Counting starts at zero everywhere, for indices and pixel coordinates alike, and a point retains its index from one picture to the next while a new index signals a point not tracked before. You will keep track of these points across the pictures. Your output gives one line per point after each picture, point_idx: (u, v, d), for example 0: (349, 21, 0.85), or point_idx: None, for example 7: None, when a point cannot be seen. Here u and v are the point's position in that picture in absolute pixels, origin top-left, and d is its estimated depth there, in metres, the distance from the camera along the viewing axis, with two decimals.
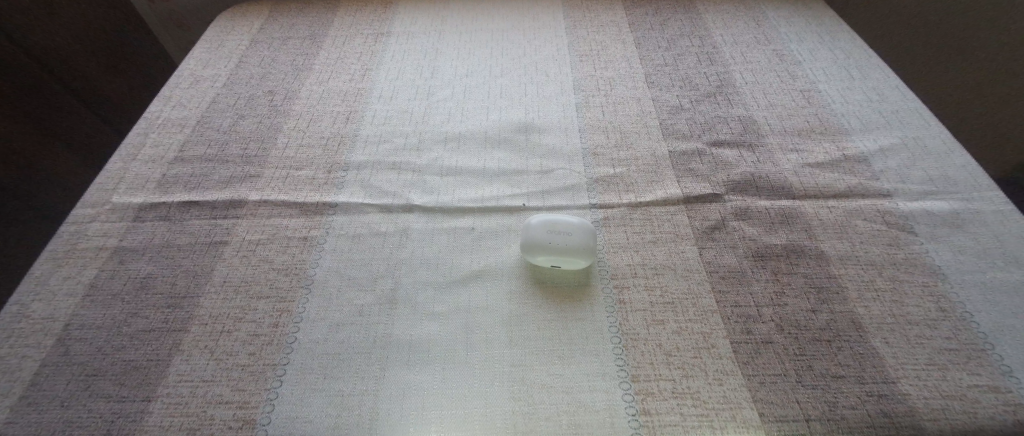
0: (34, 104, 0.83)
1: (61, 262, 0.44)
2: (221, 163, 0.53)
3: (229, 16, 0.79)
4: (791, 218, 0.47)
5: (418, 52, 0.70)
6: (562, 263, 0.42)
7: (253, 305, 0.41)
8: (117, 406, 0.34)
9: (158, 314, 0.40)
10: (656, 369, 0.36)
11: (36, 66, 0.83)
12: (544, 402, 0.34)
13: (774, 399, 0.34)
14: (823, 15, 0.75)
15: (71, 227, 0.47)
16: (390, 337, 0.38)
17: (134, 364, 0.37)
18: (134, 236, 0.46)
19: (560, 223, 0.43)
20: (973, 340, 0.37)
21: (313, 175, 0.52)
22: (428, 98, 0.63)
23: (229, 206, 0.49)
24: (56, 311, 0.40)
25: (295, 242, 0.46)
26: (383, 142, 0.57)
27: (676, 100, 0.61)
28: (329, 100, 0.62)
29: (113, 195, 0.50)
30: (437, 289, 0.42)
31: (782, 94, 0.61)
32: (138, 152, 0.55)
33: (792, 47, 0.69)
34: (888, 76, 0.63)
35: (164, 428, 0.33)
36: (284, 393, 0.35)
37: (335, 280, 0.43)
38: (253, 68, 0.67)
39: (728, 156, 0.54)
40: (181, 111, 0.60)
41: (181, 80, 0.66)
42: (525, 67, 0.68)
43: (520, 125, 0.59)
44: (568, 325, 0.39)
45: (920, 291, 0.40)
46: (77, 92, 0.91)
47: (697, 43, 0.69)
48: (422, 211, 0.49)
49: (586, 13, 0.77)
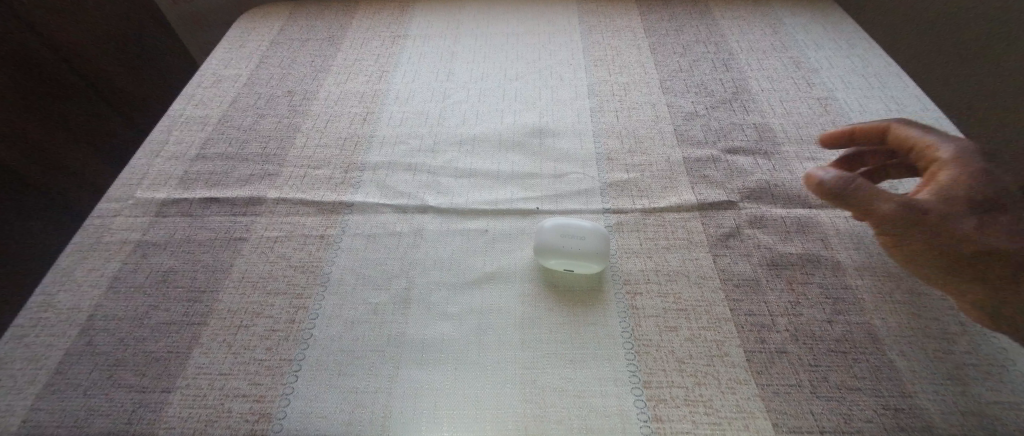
0: (46, 93, 0.84)
1: (86, 254, 0.45)
2: (241, 161, 0.55)
3: (250, 17, 0.80)
4: (807, 228, 0.46)
5: (434, 55, 0.71)
6: (573, 267, 0.43)
7: (270, 300, 0.42)
8: (137, 397, 0.35)
9: (179, 307, 0.41)
10: (668, 376, 0.36)
11: (52, 57, 0.84)
12: (555, 405, 0.34)
13: (787, 409, 0.33)
14: (841, 22, 0.74)
15: (97, 221, 0.48)
16: (403, 336, 0.39)
17: (155, 356, 0.38)
18: (156, 231, 0.48)
19: (572, 228, 0.43)
20: (992, 356, 0.36)
21: (331, 174, 0.53)
22: (443, 100, 0.64)
23: (248, 203, 0.50)
24: (80, 302, 0.42)
25: (312, 240, 0.47)
26: (399, 143, 0.57)
27: (690, 106, 0.61)
28: (347, 101, 0.63)
29: (137, 190, 0.52)
30: (449, 290, 0.42)
31: (798, 101, 0.61)
32: (161, 148, 0.57)
33: (810, 54, 0.68)
34: (907, 85, 0.62)
35: (182, 419, 0.34)
36: (299, 388, 0.36)
37: (350, 278, 0.43)
38: (273, 68, 0.69)
39: (744, 164, 0.53)
40: (203, 110, 0.62)
41: (204, 79, 0.67)
42: (540, 71, 0.68)
43: (534, 128, 0.59)
44: (580, 329, 0.39)
45: (939, 305, 0.40)
46: (95, 87, 0.92)
47: (713, 50, 0.69)
48: (436, 212, 0.49)
49: (601, 18, 0.77)
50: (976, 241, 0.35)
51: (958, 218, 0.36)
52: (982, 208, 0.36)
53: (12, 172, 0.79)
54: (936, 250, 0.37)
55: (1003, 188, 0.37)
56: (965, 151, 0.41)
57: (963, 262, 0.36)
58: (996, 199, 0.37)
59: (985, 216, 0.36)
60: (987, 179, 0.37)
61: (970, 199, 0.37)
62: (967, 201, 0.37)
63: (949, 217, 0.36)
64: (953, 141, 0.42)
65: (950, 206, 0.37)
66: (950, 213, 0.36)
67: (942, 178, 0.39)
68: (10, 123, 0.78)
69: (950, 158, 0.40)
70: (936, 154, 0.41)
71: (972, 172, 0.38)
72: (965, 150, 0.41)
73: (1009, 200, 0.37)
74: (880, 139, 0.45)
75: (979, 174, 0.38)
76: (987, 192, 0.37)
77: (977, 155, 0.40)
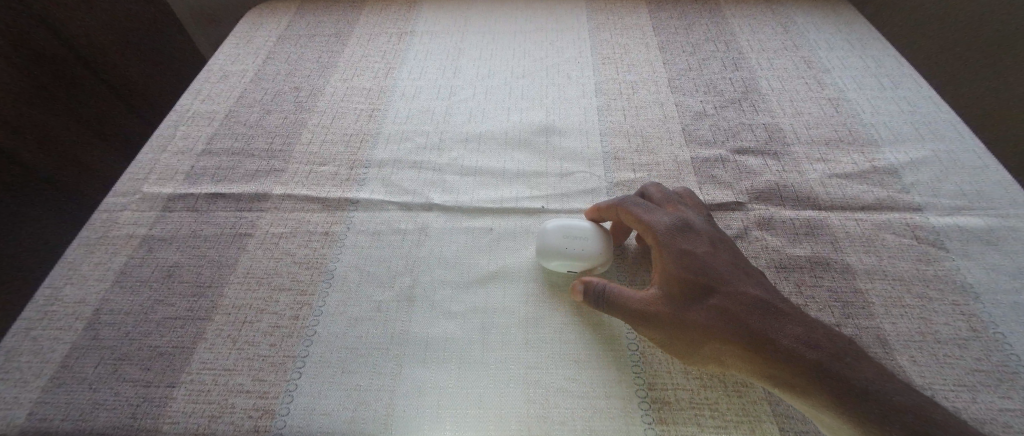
0: (61, 88, 0.81)
1: (92, 248, 0.46)
2: (247, 157, 0.55)
3: (258, 12, 0.80)
4: (816, 230, 0.46)
5: (441, 52, 0.71)
6: (575, 269, 0.42)
7: (274, 297, 0.42)
8: (142, 391, 0.35)
9: (184, 302, 0.41)
10: (673, 378, 0.36)
11: (67, 52, 0.81)
12: (558, 406, 0.34)
13: (794, 414, 0.33)
14: (854, 22, 0.73)
15: (103, 215, 0.49)
16: (406, 334, 0.39)
17: (160, 351, 0.38)
18: (163, 226, 0.48)
19: (575, 229, 0.42)
20: (1004, 362, 0.35)
21: (336, 171, 0.53)
22: (449, 98, 0.63)
23: (254, 199, 0.50)
24: (87, 295, 0.42)
25: (317, 237, 0.47)
26: (405, 140, 0.57)
27: (699, 105, 0.60)
28: (353, 98, 0.63)
29: (144, 185, 0.52)
30: (453, 289, 0.42)
31: (809, 102, 0.60)
32: (168, 144, 0.57)
33: (821, 54, 0.67)
34: (921, 86, 0.61)
35: (187, 415, 0.34)
36: (304, 385, 0.36)
37: (354, 275, 0.43)
38: (280, 64, 0.69)
39: (753, 164, 0.53)
40: (210, 105, 0.62)
41: (210, 75, 0.67)
42: (547, 69, 0.68)
43: (540, 127, 0.59)
44: (585, 330, 0.39)
45: (950, 310, 0.39)
46: (108, 81, 0.88)
47: (723, 49, 0.68)
48: (441, 210, 0.49)
49: (610, 16, 0.76)
50: (698, 333, 0.33)
51: (676, 312, 0.34)
52: (693, 296, 0.34)
53: (25, 165, 0.78)
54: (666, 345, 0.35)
55: (702, 264, 0.36)
56: (673, 227, 0.38)
57: (692, 356, 0.34)
58: (703, 280, 0.35)
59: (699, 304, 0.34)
60: (694, 257, 0.36)
61: (681, 288, 0.35)
62: (678, 294, 0.35)
63: (671, 313, 0.34)
64: (669, 214, 0.40)
65: (670, 301, 0.35)
66: (667, 308, 0.34)
67: (659, 268, 0.37)
68: (21, 117, 0.76)
69: (663, 240, 0.38)
70: (650, 238, 0.39)
71: (679, 257, 0.36)
72: (674, 225, 0.39)
73: (716, 275, 0.35)
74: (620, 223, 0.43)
75: (682, 258, 0.36)
76: (695, 274, 0.35)
77: (681, 229, 0.38)
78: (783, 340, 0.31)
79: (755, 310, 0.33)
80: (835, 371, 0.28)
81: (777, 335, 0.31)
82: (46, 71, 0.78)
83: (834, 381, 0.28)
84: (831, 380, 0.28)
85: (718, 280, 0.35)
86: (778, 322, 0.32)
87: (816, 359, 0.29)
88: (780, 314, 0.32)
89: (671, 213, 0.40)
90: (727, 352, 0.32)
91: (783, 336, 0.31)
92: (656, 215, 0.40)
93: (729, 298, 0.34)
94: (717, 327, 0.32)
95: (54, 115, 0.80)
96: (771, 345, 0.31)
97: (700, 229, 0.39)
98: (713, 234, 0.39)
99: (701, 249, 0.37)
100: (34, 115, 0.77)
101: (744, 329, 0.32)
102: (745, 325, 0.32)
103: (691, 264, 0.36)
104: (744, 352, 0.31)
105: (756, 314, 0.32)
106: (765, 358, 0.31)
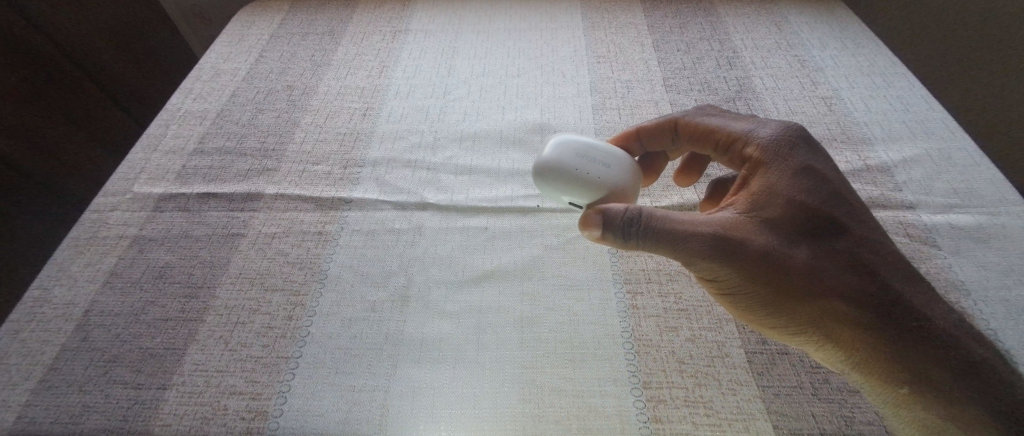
0: (48, 86, 0.79)
1: (82, 248, 0.45)
2: (239, 157, 0.54)
3: (251, 11, 0.79)
4: None
5: (435, 50, 0.71)
6: (586, 201, 0.39)
7: (268, 297, 0.41)
8: (133, 393, 0.35)
9: (175, 303, 0.41)
10: (669, 376, 0.36)
11: (54, 50, 0.79)
12: (553, 404, 0.34)
13: (788, 411, 0.33)
14: (848, 21, 0.73)
15: (93, 215, 0.48)
16: (401, 334, 0.39)
17: (150, 352, 0.37)
18: (154, 227, 0.47)
19: (594, 151, 0.39)
20: None
21: (329, 170, 0.53)
22: (444, 96, 0.63)
23: (246, 199, 0.49)
24: (76, 297, 0.41)
25: (310, 237, 0.46)
26: (399, 139, 0.57)
27: (694, 104, 0.60)
28: (347, 97, 0.62)
29: (134, 184, 0.51)
30: (448, 288, 0.42)
31: (802, 100, 0.60)
32: (158, 143, 0.56)
33: (814, 53, 0.67)
34: (913, 86, 0.62)
35: (178, 416, 0.34)
36: (297, 385, 0.35)
37: (349, 275, 0.43)
38: (272, 63, 0.68)
39: None
40: (201, 104, 0.61)
41: (201, 73, 0.66)
42: (542, 67, 0.68)
43: (535, 125, 0.59)
44: (581, 330, 0.39)
45: None
46: (98, 79, 0.87)
47: (717, 48, 0.68)
48: (436, 209, 0.49)
49: (604, 14, 0.76)
50: (807, 278, 0.31)
51: (779, 250, 0.31)
52: (800, 230, 0.32)
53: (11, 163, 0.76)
54: (755, 290, 0.32)
55: (820, 194, 0.33)
56: (784, 147, 0.36)
57: (786, 309, 0.32)
58: (818, 213, 0.33)
59: (810, 245, 0.32)
60: (806, 184, 0.34)
61: (788, 221, 0.32)
62: (784, 228, 0.32)
63: (773, 247, 0.31)
64: (777, 129, 0.37)
65: (773, 233, 0.32)
66: (769, 242, 0.32)
67: (757, 187, 0.35)
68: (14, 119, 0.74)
69: (770, 163, 0.35)
70: (750, 151, 0.37)
71: (790, 183, 0.34)
72: (786, 145, 0.36)
73: (837, 212, 0.33)
74: (678, 133, 0.43)
75: (794, 187, 0.34)
76: (810, 208, 0.33)
77: (795, 149, 0.36)
78: (939, 321, 0.28)
79: (887, 273, 0.31)
80: (991, 369, 0.27)
81: (931, 313, 0.29)
82: (35, 70, 0.77)
83: (980, 378, 0.26)
84: (975, 376, 0.27)
85: (834, 218, 0.33)
86: (931, 299, 0.30)
87: (972, 351, 0.27)
88: (926, 287, 0.30)
89: (781, 130, 0.37)
90: (835, 310, 0.30)
91: (938, 317, 0.29)
92: (756, 131, 0.38)
93: (852, 246, 0.32)
94: (834, 279, 0.31)
95: (41, 113, 0.78)
96: (920, 321, 0.29)
97: (817, 154, 0.36)
98: (831, 165, 0.36)
99: (820, 176, 0.34)
100: (25, 116, 0.76)
101: (880, 292, 0.30)
102: (886, 285, 0.30)
103: (806, 194, 0.33)
104: (860, 317, 0.30)
105: (900, 279, 0.30)
106: (891, 328, 0.29)
